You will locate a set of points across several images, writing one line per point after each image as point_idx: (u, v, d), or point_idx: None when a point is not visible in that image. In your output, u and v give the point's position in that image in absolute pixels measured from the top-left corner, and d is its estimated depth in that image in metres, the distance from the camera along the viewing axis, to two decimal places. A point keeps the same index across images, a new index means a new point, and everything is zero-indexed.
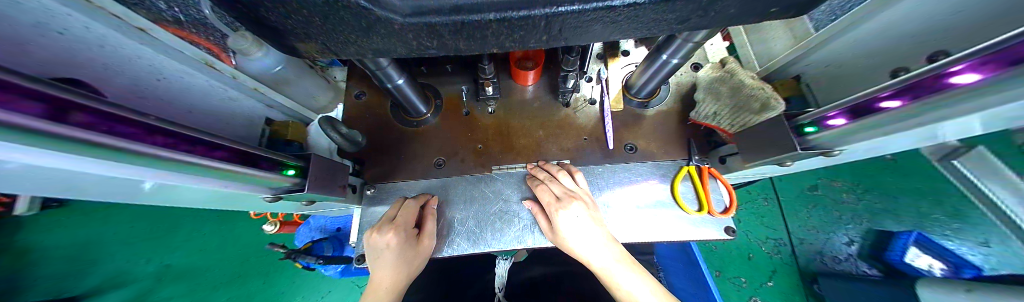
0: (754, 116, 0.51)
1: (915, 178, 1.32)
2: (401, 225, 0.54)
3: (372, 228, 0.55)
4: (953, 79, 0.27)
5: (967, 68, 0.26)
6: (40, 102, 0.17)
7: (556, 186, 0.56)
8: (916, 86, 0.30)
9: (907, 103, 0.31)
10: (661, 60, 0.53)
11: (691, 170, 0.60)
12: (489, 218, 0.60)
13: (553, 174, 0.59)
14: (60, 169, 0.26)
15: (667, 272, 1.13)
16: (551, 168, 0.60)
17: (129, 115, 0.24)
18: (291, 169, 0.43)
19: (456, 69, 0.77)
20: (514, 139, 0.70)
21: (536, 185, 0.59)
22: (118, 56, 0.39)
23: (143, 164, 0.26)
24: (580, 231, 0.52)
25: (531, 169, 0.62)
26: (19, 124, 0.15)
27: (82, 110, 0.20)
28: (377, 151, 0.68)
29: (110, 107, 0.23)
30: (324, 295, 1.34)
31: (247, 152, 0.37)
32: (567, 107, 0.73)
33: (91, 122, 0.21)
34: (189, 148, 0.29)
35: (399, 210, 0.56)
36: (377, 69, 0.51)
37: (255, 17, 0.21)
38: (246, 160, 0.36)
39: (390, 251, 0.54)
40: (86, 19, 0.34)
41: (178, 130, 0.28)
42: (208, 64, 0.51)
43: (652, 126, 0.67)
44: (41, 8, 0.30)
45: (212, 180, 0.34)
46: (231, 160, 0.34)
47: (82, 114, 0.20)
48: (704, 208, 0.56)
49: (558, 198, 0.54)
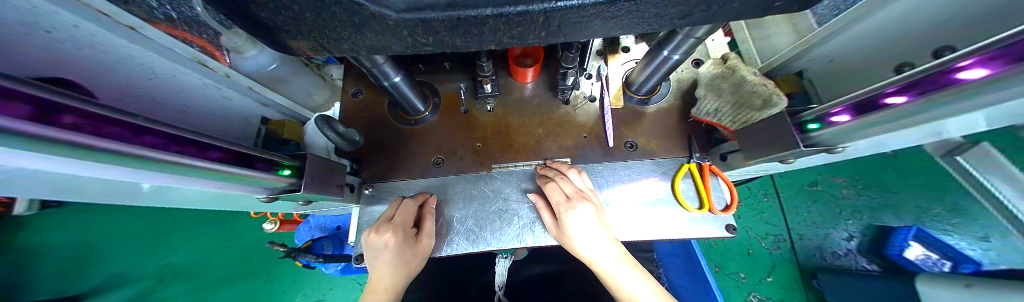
0: (757, 113, 0.51)
1: (916, 174, 1.31)
2: (401, 225, 0.54)
3: (371, 228, 0.54)
4: (961, 75, 0.26)
5: (975, 63, 0.25)
6: (27, 105, 0.17)
7: (568, 185, 0.55)
8: (921, 82, 0.30)
9: (913, 99, 0.30)
10: (662, 56, 0.52)
11: (692, 168, 0.59)
12: (488, 217, 0.59)
13: (563, 172, 0.58)
14: (48, 172, 0.26)
15: (667, 270, 1.16)
16: (561, 166, 0.59)
17: (119, 117, 0.23)
18: (287, 169, 0.42)
19: (455, 67, 0.76)
20: (514, 137, 0.69)
21: (546, 183, 0.57)
22: (109, 55, 0.38)
23: (137, 166, 0.25)
24: (590, 232, 0.51)
25: (541, 168, 0.61)
26: (8, 128, 0.15)
27: (71, 112, 0.20)
28: (375, 150, 0.67)
29: (101, 109, 0.22)
30: (325, 293, 1.34)
31: (242, 153, 0.36)
32: (567, 105, 0.72)
33: (79, 123, 0.20)
34: (182, 150, 0.29)
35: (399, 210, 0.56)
36: (373, 66, 0.50)
37: (244, 13, 0.20)
38: (241, 161, 0.36)
39: (390, 251, 0.53)
40: (74, 18, 0.33)
41: (170, 131, 0.28)
42: (201, 62, 0.50)
43: (653, 123, 0.67)
44: (28, 7, 0.29)
45: (206, 181, 0.34)
46: (226, 162, 0.33)
47: (72, 117, 0.20)
48: (704, 206, 0.56)
49: (569, 198, 0.53)
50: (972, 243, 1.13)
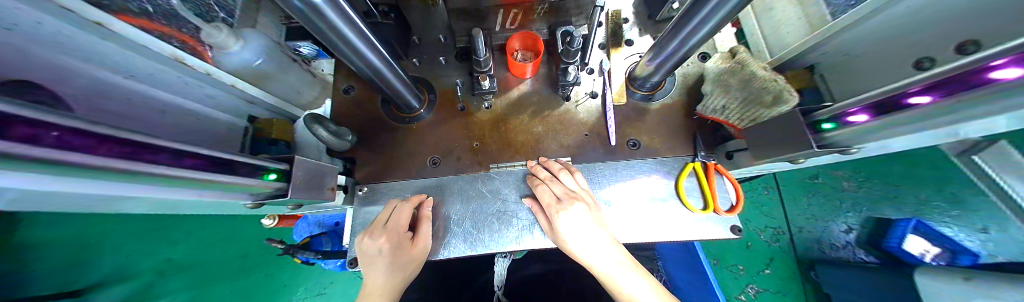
0: (767, 111, 0.49)
1: (920, 166, 1.29)
2: (393, 230, 0.53)
3: (364, 233, 0.53)
4: (988, 74, 0.24)
5: (1009, 62, 0.23)
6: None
7: (557, 186, 0.54)
8: (948, 81, 0.27)
9: (938, 100, 0.28)
10: (672, 47, 0.48)
11: (697, 167, 0.57)
12: (487, 219, 0.58)
13: (553, 173, 0.56)
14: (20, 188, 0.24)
15: (666, 262, 1.16)
16: (551, 166, 0.57)
17: (92, 128, 0.22)
18: (273, 173, 0.40)
19: (451, 61, 0.73)
20: (512, 135, 0.67)
21: (536, 184, 0.56)
22: (81, 55, 0.35)
23: (108, 178, 0.24)
24: (581, 233, 0.50)
25: (531, 167, 0.59)
26: None
27: (34, 119, 0.18)
28: (369, 150, 0.65)
29: (65, 119, 0.20)
30: (326, 287, 1.35)
31: (224, 160, 0.34)
32: (568, 102, 0.69)
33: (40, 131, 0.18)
34: (156, 160, 0.27)
35: (393, 214, 0.55)
36: (356, 59, 0.46)
37: None
38: (224, 168, 0.34)
39: (382, 257, 0.52)
40: (40, 14, 0.30)
41: (144, 138, 0.26)
42: (181, 61, 0.46)
43: (656, 121, 0.65)
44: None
45: (185, 190, 0.32)
46: (204, 169, 0.31)
47: (31, 129, 0.18)
48: (710, 207, 0.55)
49: (558, 199, 0.52)
50: (972, 234, 1.12)
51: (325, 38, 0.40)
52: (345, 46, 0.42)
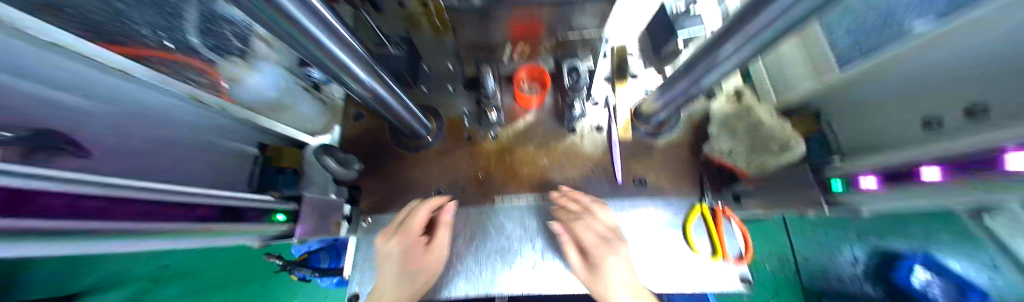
0: (774, 158, 0.51)
1: None
2: (411, 231, 0.54)
3: (383, 233, 0.56)
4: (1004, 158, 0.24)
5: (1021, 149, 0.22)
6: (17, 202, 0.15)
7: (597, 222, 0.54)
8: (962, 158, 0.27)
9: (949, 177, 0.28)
10: (681, 88, 0.49)
11: (703, 211, 0.57)
12: (488, 258, 0.57)
13: (585, 206, 0.57)
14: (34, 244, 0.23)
15: None
16: (583, 199, 0.58)
17: (115, 196, 0.22)
18: (280, 214, 0.40)
19: (459, 89, 0.74)
20: (518, 166, 0.67)
21: (570, 218, 0.56)
22: (102, 97, 0.35)
23: None
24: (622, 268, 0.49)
25: (561, 199, 0.59)
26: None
27: (73, 195, 0.18)
28: (375, 178, 0.65)
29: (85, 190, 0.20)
30: None
31: (234, 207, 0.34)
32: (574, 134, 0.70)
33: (70, 207, 0.18)
34: (174, 216, 0.27)
35: (412, 214, 0.56)
36: (364, 91, 0.47)
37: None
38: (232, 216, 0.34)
39: (394, 259, 0.51)
40: (66, 60, 0.30)
41: (158, 196, 0.26)
42: (196, 98, 0.47)
43: (663, 158, 0.64)
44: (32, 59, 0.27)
45: None
46: (214, 218, 0.31)
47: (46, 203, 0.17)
48: (717, 254, 0.54)
49: (604, 238, 0.53)
50: None
51: (330, 70, 0.39)
52: (354, 77, 0.42)
